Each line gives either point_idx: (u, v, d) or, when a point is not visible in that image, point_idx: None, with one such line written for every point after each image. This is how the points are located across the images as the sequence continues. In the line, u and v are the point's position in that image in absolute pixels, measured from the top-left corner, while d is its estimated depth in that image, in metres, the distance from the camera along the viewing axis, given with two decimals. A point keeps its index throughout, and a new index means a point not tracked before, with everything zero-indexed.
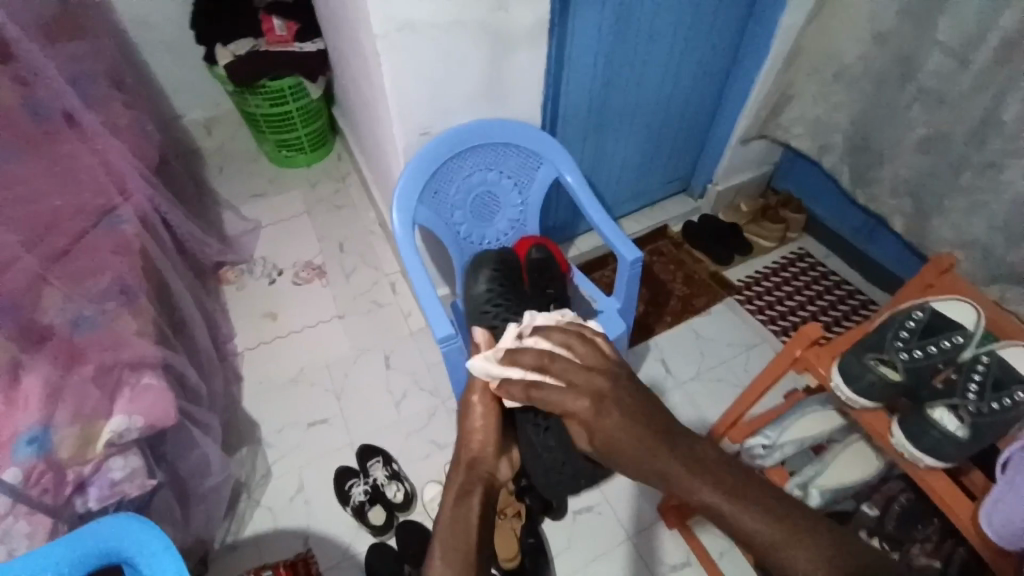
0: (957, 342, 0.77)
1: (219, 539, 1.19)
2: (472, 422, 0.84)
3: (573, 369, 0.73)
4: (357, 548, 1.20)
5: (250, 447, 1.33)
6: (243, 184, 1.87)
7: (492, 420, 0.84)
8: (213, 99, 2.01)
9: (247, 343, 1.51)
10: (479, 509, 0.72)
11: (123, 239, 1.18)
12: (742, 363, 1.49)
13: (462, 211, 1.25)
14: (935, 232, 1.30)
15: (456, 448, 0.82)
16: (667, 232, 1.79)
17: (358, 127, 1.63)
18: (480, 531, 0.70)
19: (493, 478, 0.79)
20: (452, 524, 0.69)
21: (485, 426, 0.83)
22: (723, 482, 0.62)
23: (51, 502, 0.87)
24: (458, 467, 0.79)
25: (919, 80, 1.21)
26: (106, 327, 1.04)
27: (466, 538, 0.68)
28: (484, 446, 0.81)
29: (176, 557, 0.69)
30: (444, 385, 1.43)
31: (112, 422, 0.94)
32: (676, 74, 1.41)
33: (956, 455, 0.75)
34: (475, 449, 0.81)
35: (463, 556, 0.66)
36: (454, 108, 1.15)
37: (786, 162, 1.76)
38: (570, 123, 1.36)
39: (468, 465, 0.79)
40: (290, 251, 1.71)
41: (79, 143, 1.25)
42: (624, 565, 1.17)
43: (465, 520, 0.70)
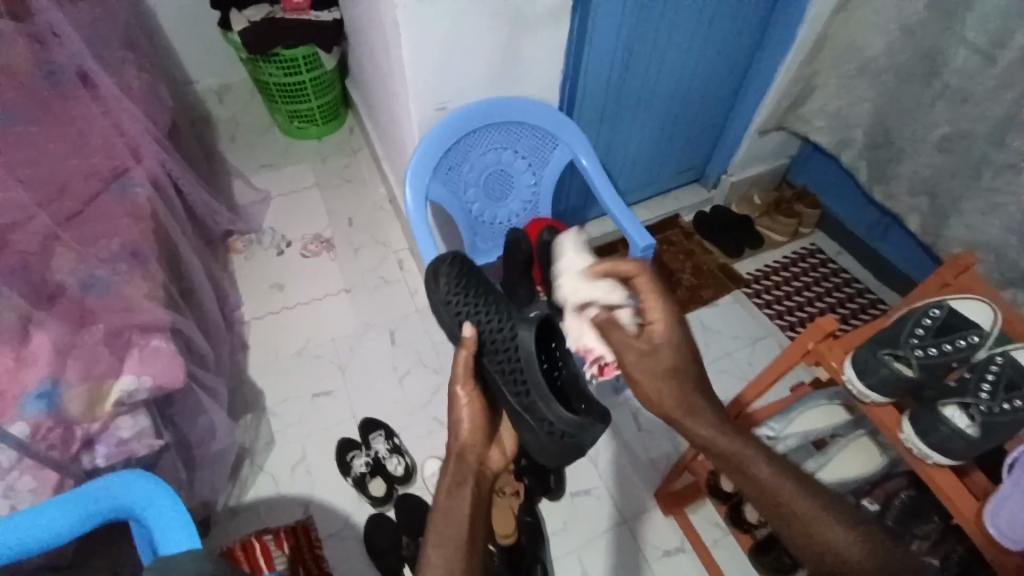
0: (972, 342, 0.77)
1: (222, 502, 1.21)
2: (460, 407, 0.75)
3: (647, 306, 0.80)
4: (357, 519, 1.22)
5: (254, 415, 1.34)
6: (255, 155, 1.86)
7: (481, 414, 0.75)
8: (228, 68, 2.00)
9: (254, 313, 1.52)
10: (473, 504, 0.67)
11: (136, 203, 1.18)
12: (745, 355, 1.48)
13: (474, 189, 1.24)
14: (948, 231, 1.29)
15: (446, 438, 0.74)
16: (678, 222, 1.78)
17: (372, 101, 1.61)
18: (475, 533, 0.65)
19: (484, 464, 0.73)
20: (447, 520, 0.66)
21: (472, 423, 0.74)
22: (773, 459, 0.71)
23: (59, 457, 0.89)
24: (448, 456, 0.72)
25: (944, 76, 1.19)
26: (119, 289, 1.04)
27: (456, 534, 0.65)
28: (475, 432, 0.74)
29: (182, 516, 0.71)
30: (448, 362, 1.43)
31: (122, 380, 0.96)
32: (699, 61, 1.38)
33: (964, 453, 0.73)
34: (465, 441, 0.73)
35: (453, 542, 0.64)
36: (471, 85, 1.13)
37: (804, 156, 1.73)
38: (587, 104, 1.34)
39: (459, 455, 0.72)
40: (300, 223, 1.71)
41: (93, 107, 1.25)
42: (618, 550, 1.18)
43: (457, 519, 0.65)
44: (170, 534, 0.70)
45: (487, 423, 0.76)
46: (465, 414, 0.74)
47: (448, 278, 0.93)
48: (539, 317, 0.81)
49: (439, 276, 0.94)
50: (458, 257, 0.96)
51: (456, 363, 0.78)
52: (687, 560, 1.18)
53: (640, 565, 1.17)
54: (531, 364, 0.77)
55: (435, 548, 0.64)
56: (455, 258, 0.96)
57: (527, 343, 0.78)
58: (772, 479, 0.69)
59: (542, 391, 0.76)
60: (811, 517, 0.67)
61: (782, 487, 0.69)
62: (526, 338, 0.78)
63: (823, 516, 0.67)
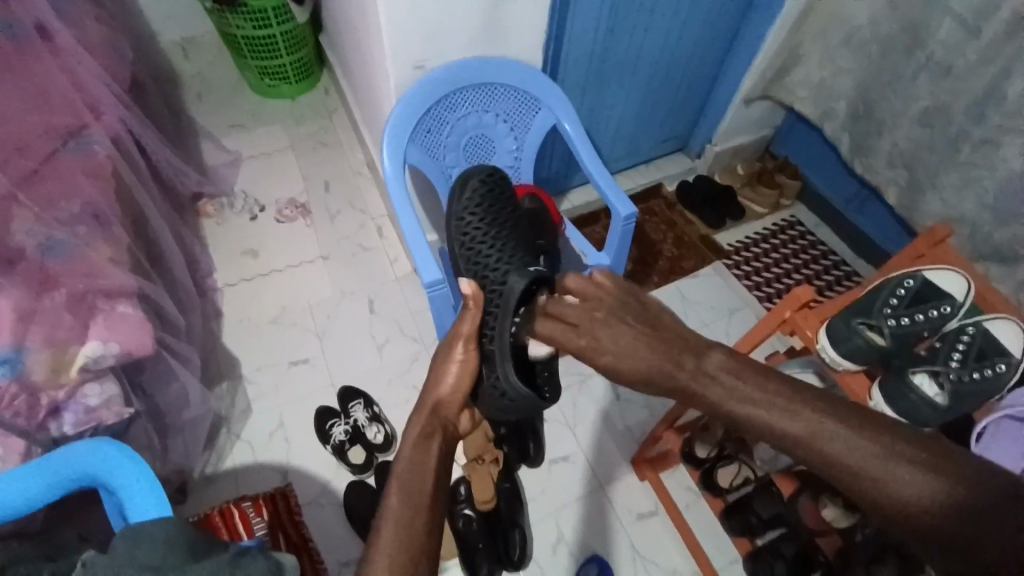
0: (945, 312, 0.80)
1: (198, 470, 1.20)
2: (450, 362, 0.76)
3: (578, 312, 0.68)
4: (336, 485, 1.22)
5: (230, 383, 1.32)
6: (224, 114, 1.78)
7: (467, 377, 0.76)
8: (191, 17, 1.89)
9: (227, 280, 1.48)
10: (439, 457, 0.68)
11: (96, 162, 1.12)
12: (723, 325, 1.50)
13: (454, 153, 1.20)
14: (924, 205, 1.30)
15: (424, 389, 0.75)
16: (662, 191, 1.76)
17: (348, 60, 1.54)
18: (438, 483, 0.65)
19: (452, 425, 0.74)
20: (412, 467, 0.66)
21: (454, 384, 0.76)
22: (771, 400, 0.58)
23: (25, 424, 0.87)
24: (423, 407, 0.73)
25: (929, 47, 1.18)
26: (79, 254, 1.00)
27: (422, 481, 0.65)
28: (455, 393, 0.75)
29: (155, 485, 0.70)
30: (428, 331, 1.42)
31: (88, 347, 0.92)
32: (687, 24, 1.34)
33: (930, 420, 0.76)
34: (445, 395, 0.75)
35: (416, 491, 0.64)
36: (451, 42, 1.09)
37: (787, 126, 1.72)
38: (572, 68, 1.30)
39: (434, 407, 0.73)
40: (274, 187, 1.65)
41: (46, 58, 1.17)
42: (591, 518, 1.21)
43: (424, 465, 0.66)
44: (141, 502, 0.68)
45: (470, 388, 0.77)
46: (451, 373, 0.75)
47: (473, 190, 0.99)
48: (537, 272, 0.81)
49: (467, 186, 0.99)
50: (488, 175, 1.01)
51: (458, 324, 0.79)
52: (660, 523, 1.21)
53: (612, 528, 1.20)
54: (507, 310, 0.77)
55: (397, 492, 0.64)
56: (485, 174, 1.00)
57: (511, 292, 0.78)
58: (783, 426, 0.57)
59: (506, 345, 0.75)
60: (847, 458, 0.54)
61: (797, 430, 0.56)
62: (515, 290, 0.78)
63: (855, 452, 0.54)
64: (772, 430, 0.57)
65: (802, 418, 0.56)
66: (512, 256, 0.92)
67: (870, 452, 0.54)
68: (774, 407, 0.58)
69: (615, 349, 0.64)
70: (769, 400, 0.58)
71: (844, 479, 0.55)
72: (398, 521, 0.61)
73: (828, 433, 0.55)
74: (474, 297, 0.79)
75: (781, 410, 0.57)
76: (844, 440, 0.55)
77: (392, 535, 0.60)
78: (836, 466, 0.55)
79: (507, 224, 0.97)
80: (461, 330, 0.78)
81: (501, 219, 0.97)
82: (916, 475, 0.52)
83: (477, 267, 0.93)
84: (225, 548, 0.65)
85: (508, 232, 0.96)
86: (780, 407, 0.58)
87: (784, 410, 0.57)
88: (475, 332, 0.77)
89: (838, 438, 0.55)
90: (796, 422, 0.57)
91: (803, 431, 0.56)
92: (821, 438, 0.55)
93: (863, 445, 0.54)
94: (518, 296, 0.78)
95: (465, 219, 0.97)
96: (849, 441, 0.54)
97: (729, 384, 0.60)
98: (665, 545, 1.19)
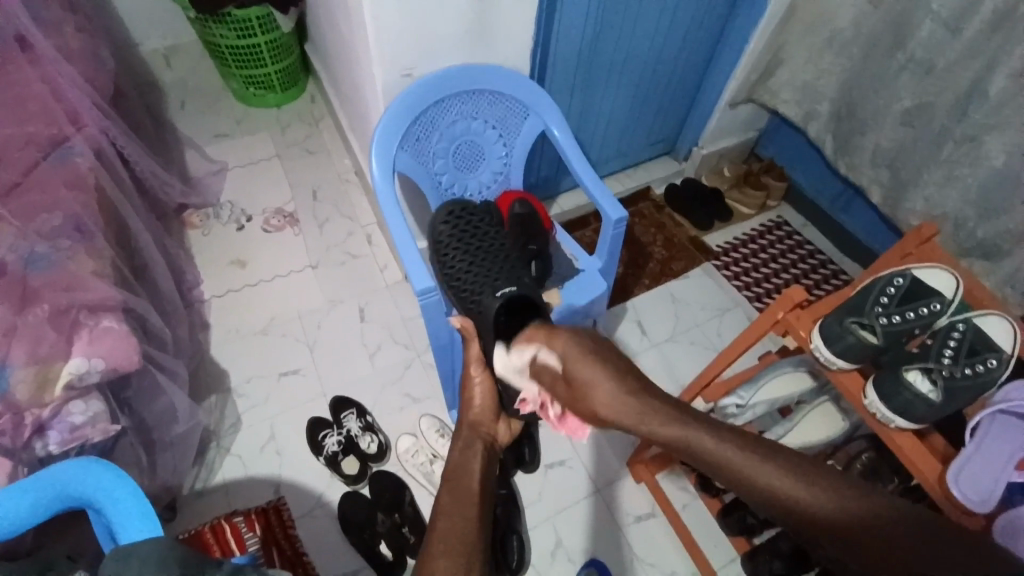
0: (935, 309, 0.80)
1: (187, 486, 1.18)
2: (472, 387, 0.88)
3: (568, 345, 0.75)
4: (330, 497, 1.20)
5: (219, 396, 1.30)
6: (208, 123, 1.76)
7: (490, 395, 0.88)
8: (173, 26, 1.87)
9: (214, 291, 1.45)
10: (480, 460, 0.80)
11: (78, 173, 1.10)
12: (714, 327, 1.51)
13: (443, 159, 1.20)
14: (909, 203, 1.32)
15: (458, 414, 0.88)
16: (650, 194, 1.78)
17: (334, 66, 1.53)
18: (482, 481, 0.75)
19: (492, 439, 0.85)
20: (459, 470, 0.77)
21: (482, 401, 0.88)
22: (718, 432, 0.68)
23: (10, 443, 0.85)
24: (462, 427, 0.86)
25: (909, 49, 1.20)
26: (63, 266, 0.98)
27: (467, 484, 0.74)
28: (484, 409, 0.87)
29: (144, 504, 0.68)
30: (420, 338, 1.41)
31: (72, 364, 0.90)
32: (672, 30, 1.36)
33: (926, 417, 0.76)
34: (476, 415, 0.87)
35: (463, 491, 0.73)
36: (438, 48, 1.08)
37: (772, 128, 1.74)
38: (558, 72, 1.30)
39: (471, 425, 0.86)
40: (259, 196, 1.63)
41: (29, 69, 1.15)
42: (586, 523, 1.20)
43: (467, 468, 0.77)
44: (130, 519, 0.67)
45: (495, 402, 0.89)
46: (476, 393, 0.87)
47: (442, 232, 1.01)
48: (511, 292, 0.86)
49: (436, 232, 1.02)
50: (451, 209, 1.03)
51: (466, 350, 0.88)
52: (658, 524, 1.21)
53: (613, 532, 1.20)
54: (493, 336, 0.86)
55: (447, 489, 0.74)
56: (448, 213, 1.03)
57: (489, 312, 0.86)
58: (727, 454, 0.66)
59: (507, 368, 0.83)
60: (777, 485, 0.63)
61: (752, 473, 0.65)
62: (493, 310, 0.86)
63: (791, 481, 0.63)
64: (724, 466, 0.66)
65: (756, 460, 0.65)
66: (492, 269, 0.92)
67: (807, 491, 0.62)
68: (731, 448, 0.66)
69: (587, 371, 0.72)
70: (727, 439, 0.67)
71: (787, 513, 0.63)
72: (448, 513, 0.70)
73: (775, 473, 0.64)
74: (465, 327, 0.88)
75: (736, 448, 0.66)
76: (789, 479, 0.63)
77: (446, 522, 0.68)
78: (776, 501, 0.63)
79: (486, 246, 0.97)
80: (473, 353, 0.87)
81: (478, 243, 0.97)
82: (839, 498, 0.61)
83: (459, 298, 0.93)
84: (218, 566, 0.63)
85: (491, 247, 0.97)
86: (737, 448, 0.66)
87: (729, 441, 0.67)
88: (480, 355, 0.87)
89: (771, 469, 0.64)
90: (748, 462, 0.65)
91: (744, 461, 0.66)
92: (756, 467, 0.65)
93: (801, 484, 0.63)
94: (494, 314, 0.86)
95: (443, 255, 0.98)
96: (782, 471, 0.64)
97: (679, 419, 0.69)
98: (664, 547, 1.19)
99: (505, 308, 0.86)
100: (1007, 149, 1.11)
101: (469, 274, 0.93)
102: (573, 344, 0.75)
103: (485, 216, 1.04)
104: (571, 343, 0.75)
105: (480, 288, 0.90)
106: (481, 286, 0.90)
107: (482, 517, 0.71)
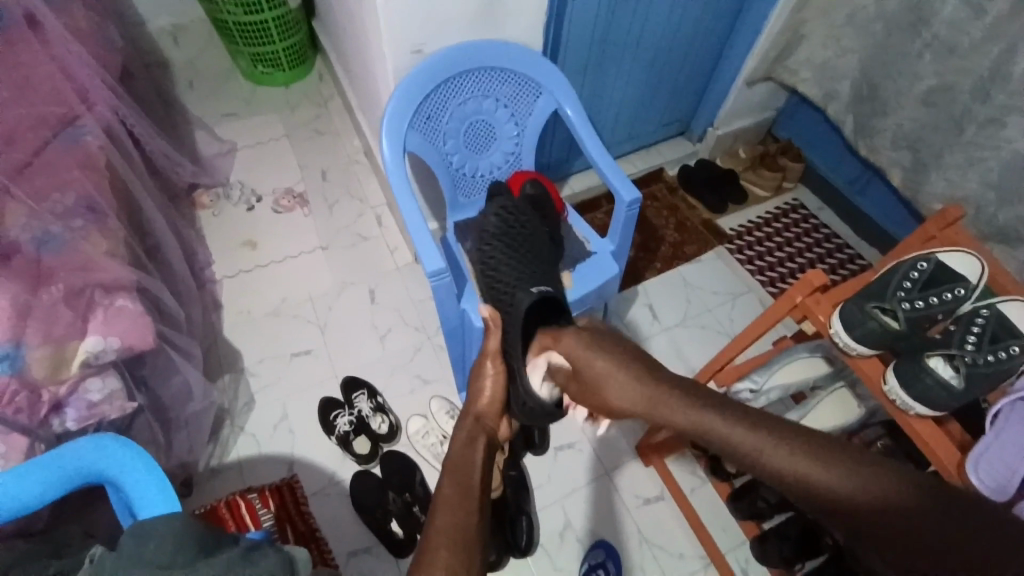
0: (958, 295, 0.79)
1: (202, 463, 1.20)
2: (484, 378, 0.87)
3: (575, 347, 0.80)
4: (342, 476, 1.22)
5: (232, 376, 1.31)
6: (217, 102, 1.75)
7: (500, 389, 0.87)
8: (181, 3, 1.85)
9: (225, 272, 1.46)
10: (483, 458, 0.77)
11: (88, 153, 1.10)
12: (727, 311, 1.50)
13: (454, 140, 1.18)
14: (929, 186, 1.28)
15: (465, 402, 0.86)
16: (663, 175, 1.75)
17: (343, 44, 1.51)
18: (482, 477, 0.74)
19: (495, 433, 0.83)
20: (461, 464, 0.75)
21: (491, 394, 0.86)
22: (730, 414, 0.65)
23: (27, 421, 0.85)
24: (467, 417, 0.84)
25: (934, 26, 1.16)
26: (75, 246, 0.98)
27: (468, 477, 0.74)
28: (492, 402, 0.86)
29: (162, 481, 0.69)
30: (430, 320, 1.41)
31: (88, 343, 0.91)
32: (689, 5, 1.32)
33: (947, 404, 0.74)
34: (483, 407, 0.85)
35: (464, 484, 0.72)
36: (448, 25, 1.06)
37: (790, 108, 1.70)
38: (572, 50, 1.28)
39: (476, 418, 0.84)
40: (270, 177, 1.63)
41: (37, 47, 1.14)
42: (594, 506, 1.21)
43: (469, 462, 0.76)
44: (149, 495, 0.68)
45: (503, 399, 0.87)
46: (487, 386, 0.86)
47: (489, 223, 1.04)
48: (541, 291, 0.87)
49: (484, 220, 1.06)
50: (503, 205, 1.06)
51: (486, 342, 0.89)
52: (666, 507, 1.22)
53: (620, 516, 1.20)
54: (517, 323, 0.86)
55: (447, 480, 0.73)
56: (500, 205, 1.06)
57: (519, 308, 0.87)
58: (740, 437, 0.63)
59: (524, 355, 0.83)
60: (796, 468, 0.60)
61: (769, 457, 0.61)
62: (522, 305, 0.87)
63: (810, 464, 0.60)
64: (722, 438, 0.64)
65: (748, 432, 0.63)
66: (529, 269, 0.95)
67: (833, 474, 0.58)
68: (731, 421, 0.64)
69: (595, 362, 0.77)
70: (739, 420, 0.64)
71: (790, 484, 0.61)
72: (449, 505, 0.69)
73: (776, 445, 0.61)
74: (492, 318, 0.88)
75: (746, 430, 0.63)
76: (787, 450, 0.61)
77: (447, 515, 0.68)
78: (785, 478, 0.60)
79: (528, 246, 1.00)
80: (491, 346, 0.88)
81: (521, 243, 1.01)
82: (867, 482, 0.57)
83: (495, 291, 0.96)
84: (234, 542, 0.64)
85: (530, 248, 1.01)
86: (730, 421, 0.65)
87: (740, 424, 0.64)
88: (498, 349, 0.87)
89: (789, 453, 0.61)
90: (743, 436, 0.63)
91: (759, 445, 0.62)
92: (770, 450, 0.61)
93: (801, 455, 0.60)
94: (524, 311, 0.87)
95: (486, 245, 1.02)
96: (799, 455, 0.60)
97: (689, 396, 0.69)
98: (672, 529, 1.20)
99: (538, 303, 0.87)
100: None
101: (508, 269, 0.96)
102: (574, 343, 0.80)
103: (532, 217, 1.06)
104: (571, 342, 0.81)
105: (515, 284, 0.94)
106: (516, 283, 0.93)
107: (482, 513, 0.70)
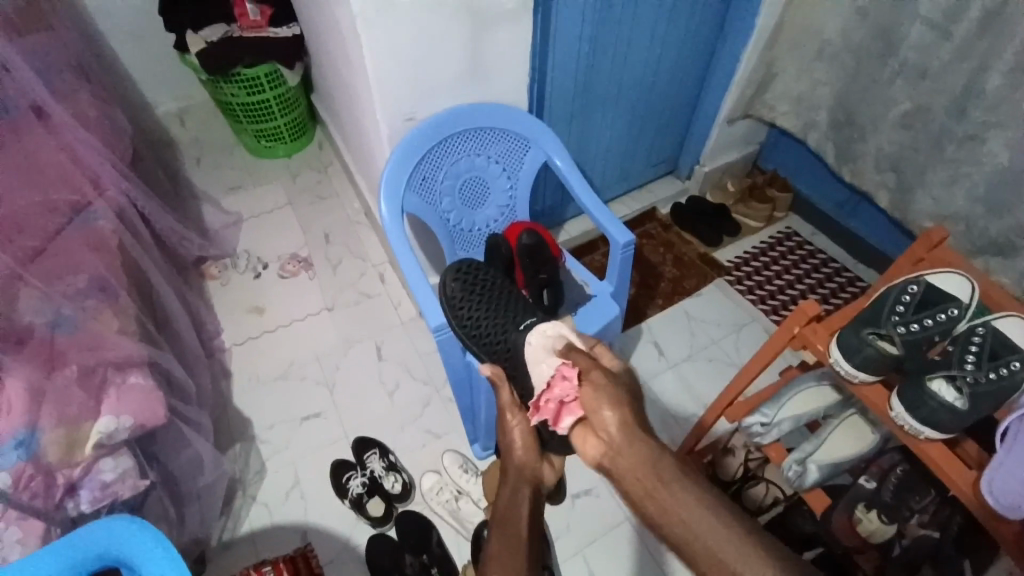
0: (952, 315, 0.79)
1: (215, 537, 1.18)
2: (511, 433, 0.85)
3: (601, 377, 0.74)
4: (357, 541, 1.19)
5: (242, 445, 1.31)
6: (222, 176, 1.83)
7: (530, 434, 0.85)
8: (186, 89, 1.97)
9: (234, 339, 1.48)
10: (528, 507, 0.79)
11: (100, 235, 1.14)
12: (732, 342, 1.50)
13: (450, 198, 1.23)
14: (916, 205, 1.31)
15: (502, 458, 0.86)
16: (656, 214, 1.79)
17: (338, 113, 1.59)
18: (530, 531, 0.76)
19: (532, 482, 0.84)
20: (507, 518, 0.78)
21: (524, 446, 0.85)
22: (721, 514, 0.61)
23: (42, 504, 0.86)
24: (508, 473, 0.84)
25: (901, 54, 1.22)
26: (87, 326, 1.01)
27: (515, 535, 0.75)
28: (527, 453, 0.85)
29: (173, 552, 0.68)
30: (437, 373, 1.42)
31: (101, 423, 0.92)
32: (663, 55, 1.39)
33: (953, 426, 0.74)
34: (518, 459, 0.84)
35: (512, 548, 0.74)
36: (437, 92, 1.12)
37: (772, 141, 1.76)
38: (556, 103, 1.34)
39: (516, 471, 0.84)
40: (275, 243, 1.68)
41: (51, 138, 1.21)
42: (618, 552, 1.17)
43: (515, 513, 0.78)
44: (162, 574, 0.66)
45: (537, 443, 0.85)
46: (515, 438, 0.84)
47: (451, 287, 1.01)
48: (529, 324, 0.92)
49: (445, 286, 1.02)
50: (460, 267, 1.03)
51: (499, 397, 0.87)
52: None
53: (644, 562, 1.17)
54: (525, 376, 0.88)
55: (495, 538, 0.76)
56: (457, 269, 1.03)
57: (518, 348, 0.91)
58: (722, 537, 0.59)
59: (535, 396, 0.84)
60: None
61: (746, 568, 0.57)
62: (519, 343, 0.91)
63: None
64: (699, 532, 0.60)
65: (723, 517, 0.60)
66: (504, 309, 0.97)
67: None
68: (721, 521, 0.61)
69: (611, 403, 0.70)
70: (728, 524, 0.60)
71: None
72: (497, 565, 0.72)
73: (753, 562, 0.57)
74: (496, 373, 0.87)
75: (733, 535, 0.59)
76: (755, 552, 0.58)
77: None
78: None
79: (497, 293, 1.00)
80: (505, 398, 0.86)
81: (489, 291, 1.00)
82: None
83: (489, 347, 0.95)
84: None
85: (502, 291, 1.00)
86: (715, 511, 0.61)
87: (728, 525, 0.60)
88: (513, 400, 0.86)
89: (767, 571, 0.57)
90: (718, 526, 0.60)
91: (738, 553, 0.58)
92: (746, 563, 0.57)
93: (760, 557, 0.58)
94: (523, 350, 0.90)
95: (459, 311, 0.99)
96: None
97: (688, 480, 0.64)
98: None
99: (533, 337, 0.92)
100: (1009, 147, 1.11)
101: (489, 321, 0.96)
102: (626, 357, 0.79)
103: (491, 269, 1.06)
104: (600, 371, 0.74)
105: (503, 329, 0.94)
106: (504, 329, 0.94)
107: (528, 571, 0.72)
